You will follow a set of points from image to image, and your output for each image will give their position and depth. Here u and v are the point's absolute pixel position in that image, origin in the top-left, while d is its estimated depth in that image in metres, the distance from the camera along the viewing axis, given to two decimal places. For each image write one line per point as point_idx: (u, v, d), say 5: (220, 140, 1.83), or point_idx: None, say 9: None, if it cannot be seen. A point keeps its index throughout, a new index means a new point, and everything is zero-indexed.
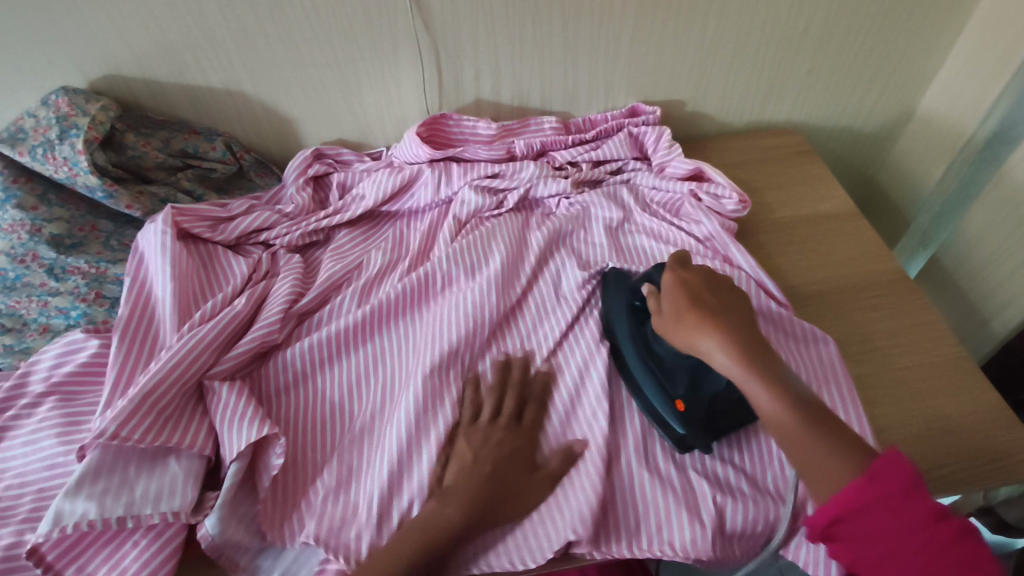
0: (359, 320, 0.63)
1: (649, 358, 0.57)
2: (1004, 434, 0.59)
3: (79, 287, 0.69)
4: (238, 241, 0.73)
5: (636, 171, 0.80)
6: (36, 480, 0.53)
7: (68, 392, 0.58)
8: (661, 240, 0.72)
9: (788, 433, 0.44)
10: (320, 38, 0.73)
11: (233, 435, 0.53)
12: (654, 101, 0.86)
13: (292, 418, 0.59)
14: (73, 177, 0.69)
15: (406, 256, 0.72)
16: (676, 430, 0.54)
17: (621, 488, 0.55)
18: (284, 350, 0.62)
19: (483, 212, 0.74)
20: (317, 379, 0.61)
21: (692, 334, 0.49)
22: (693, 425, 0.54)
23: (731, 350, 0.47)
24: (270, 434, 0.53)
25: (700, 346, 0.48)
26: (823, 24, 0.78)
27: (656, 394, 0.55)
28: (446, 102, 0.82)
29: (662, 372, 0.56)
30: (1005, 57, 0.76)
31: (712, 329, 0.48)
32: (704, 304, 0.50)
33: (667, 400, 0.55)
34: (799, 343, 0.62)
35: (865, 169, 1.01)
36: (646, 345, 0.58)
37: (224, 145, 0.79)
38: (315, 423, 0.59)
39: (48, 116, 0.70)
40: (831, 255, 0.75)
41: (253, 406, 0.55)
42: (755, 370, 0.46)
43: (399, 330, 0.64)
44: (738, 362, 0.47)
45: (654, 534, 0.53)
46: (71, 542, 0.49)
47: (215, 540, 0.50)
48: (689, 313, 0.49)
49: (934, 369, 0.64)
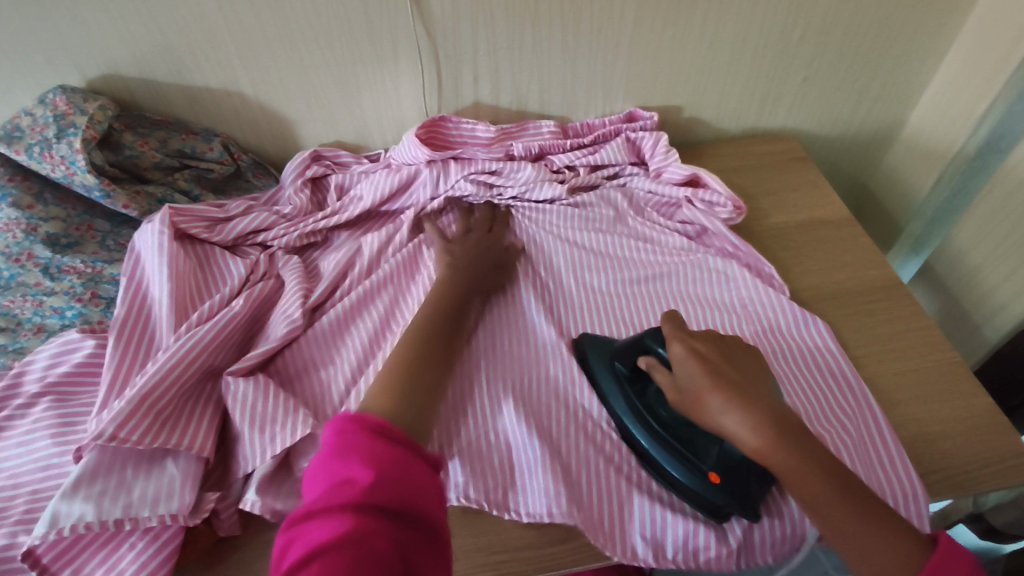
0: (362, 298, 0.65)
1: (655, 426, 0.54)
2: (997, 437, 0.60)
3: (74, 286, 0.68)
4: (235, 241, 0.73)
5: (631, 176, 0.81)
6: (28, 482, 0.52)
7: (63, 392, 0.58)
8: (656, 232, 0.75)
9: (816, 502, 0.45)
10: (320, 40, 0.73)
11: (262, 435, 0.53)
12: (652, 106, 0.86)
13: (307, 402, 0.59)
14: (70, 176, 0.69)
15: (403, 226, 0.72)
16: (711, 501, 0.51)
17: (587, 471, 0.55)
18: (300, 342, 0.62)
19: (461, 198, 0.78)
20: (326, 358, 0.62)
21: (715, 413, 0.47)
22: (737, 497, 0.50)
23: (752, 425, 0.46)
24: (304, 434, 0.54)
25: (724, 425, 0.47)
26: (820, 32, 0.79)
27: (687, 477, 0.52)
28: (445, 105, 0.83)
29: (689, 452, 0.52)
30: (995, 69, 0.78)
31: (738, 405, 0.47)
32: (721, 376, 0.48)
33: (700, 476, 0.51)
34: (808, 344, 0.65)
35: (858, 177, 1.02)
36: (650, 413, 0.55)
37: (222, 146, 0.79)
38: (322, 400, 0.59)
39: (45, 114, 0.69)
40: (826, 260, 0.76)
41: (280, 408, 0.55)
42: (779, 451, 0.45)
43: (405, 300, 0.66)
44: (763, 440, 0.46)
45: (680, 544, 0.52)
46: (66, 545, 0.49)
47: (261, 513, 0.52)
48: (712, 396, 0.47)
49: (929, 373, 0.65)
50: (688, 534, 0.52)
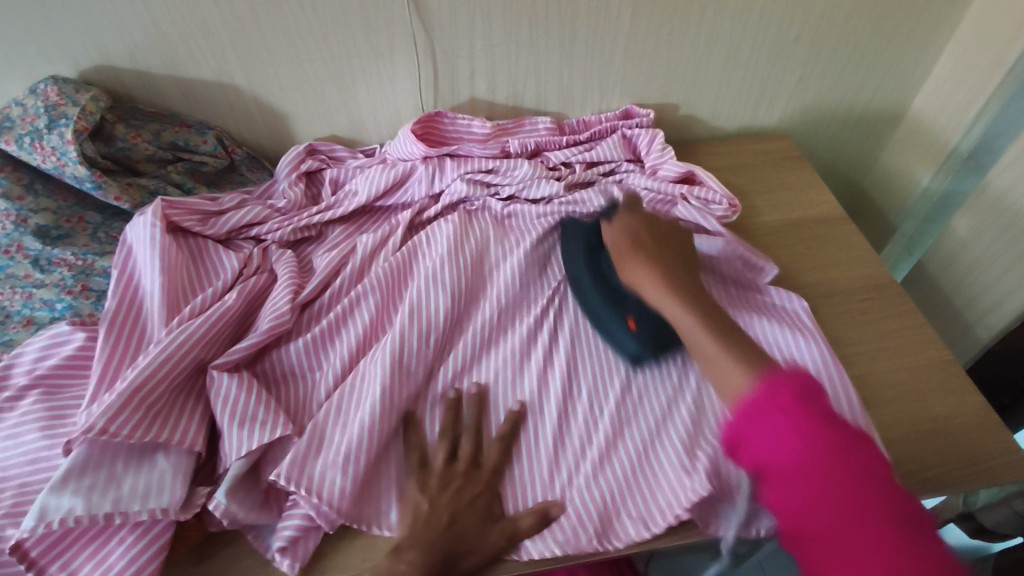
0: (359, 296, 0.64)
1: (602, 282, 0.64)
2: (987, 436, 0.60)
3: (65, 279, 0.67)
4: (228, 235, 0.73)
5: (627, 173, 0.80)
6: (16, 475, 0.52)
7: (53, 384, 0.58)
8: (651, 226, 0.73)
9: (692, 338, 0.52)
10: (316, 34, 0.73)
11: (243, 433, 0.53)
12: (648, 103, 0.87)
13: (293, 404, 0.60)
14: (62, 167, 0.68)
15: (398, 228, 0.72)
16: (627, 345, 0.62)
17: (564, 464, 0.58)
18: (283, 345, 0.62)
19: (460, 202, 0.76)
20: (323, 355, 0.62)
21: (629, 272, 0.57)
22: (647, 342, 0.61)
23: (654, 280, 0.55)
24: (282, 435, 0.54)
25: (635, 281, 0.56)
26: (816, 31, 0.80)
27: (613, 318, 0.62)
28: (441, 100, 0.82)
29: (622, 301, 0.63)
30: (988, 70, 0.78)
31: (647, 264, 0.56)
32: (642, 247, 0.58)
33: (622, 323, 0.62)
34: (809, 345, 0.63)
35: (853, 176, 1.02)
36: (601, 277, 0.64)
37: (216, 139, 0.78)
38: (298, 398, 0.60)
39: (36, 105, 0.68)
40: (820, 258, 0.76)
41: (262, 406, 0.55)
42: (675, 298, 0.54)
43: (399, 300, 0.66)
44: (661, 293, 0.54)
45: (663, 507, 0.54)
46: (55, 539, 0.48)
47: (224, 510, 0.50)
48: (634, 255, 0.57)
49: (921, 371, 0.65)
50: (668, 501, 0.55)
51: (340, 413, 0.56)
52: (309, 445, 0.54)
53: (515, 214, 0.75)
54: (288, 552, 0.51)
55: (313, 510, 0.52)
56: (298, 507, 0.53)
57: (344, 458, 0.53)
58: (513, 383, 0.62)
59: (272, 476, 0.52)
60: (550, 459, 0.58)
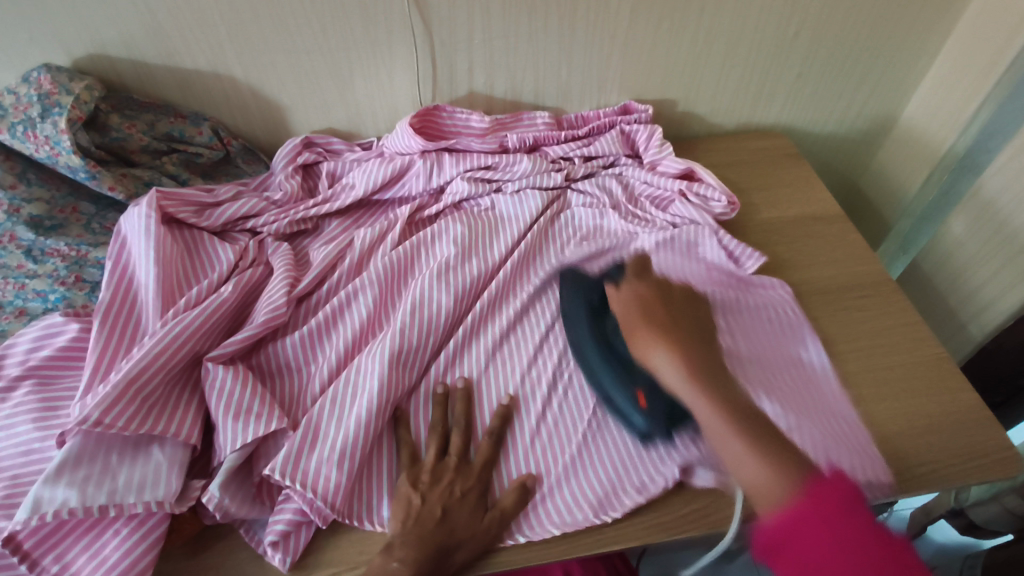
0: (356, 289, 0.64)
1: (610, 355, 0.59)
2: (980, 433, 0.61)
3: (58, 270, 0.67)
4: (224, 227, 0.72)
5: (625, 166, 0.80)
6: (9, 466, 0.51)
7: (46, 376, 0.57)
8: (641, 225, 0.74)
9: (719, 434, 0.49)
10: (314, 26, 0.72)
11: (234, 431, 0.53)
12: (647, 99, 0.86)
13: (287, 398, 0.59)
14: (55, 156, 0.67)
15: (396, 223, 0.72)
16: (637, 422, 0.57)
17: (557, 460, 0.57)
18: (275, 341, 0.62)
19: (461, 202, 0.76)
20: (319, 348, 0.62)
21: (644, 344, 0.54)
22: (658, 422, 0.56)
23: (678, 361, 0.52)
24: (276, 429, 0.54)
25: (653, 357, 0.53)
26: (814, 29, 0.80)
27: (620, 391, 0.58)
28: (440, 95, 0.82)
29: (625, 370, 0.58)
30: (984, 71, 0.78)
31: (665, 339, 0.53)
32: (655, 317, 0.56)
33: (630, 397, 0.58)
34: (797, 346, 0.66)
35: (849, 175, 1.03)
36: (608, 342, 0.60)
37: (211, 130, 0.78)
38: (290, 392, 0.60)
39: (29, 93, 0.68)
40: (817, 256, 0.77)
41: (257, 399, 0.55)
42: (700, 382, 0.51)
43: (393, 292, 0.66)
44: (681, 374, 0.52)
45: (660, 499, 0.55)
46: (48, 531, 0.48)
47: (219, 503, 0.50)
48: (646, 329, 0.54)
49: (915, 369, 0.66)
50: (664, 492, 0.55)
51: (336, 408, 0.56)
52: (303, 439, 0.54)
53: (499, 204, 0.74)
54: (279, 547, 0.51)
55: (305, 505, 0.51)
56: (291, 502, 0.52)
57: (339, 454, 0.53)
58: (507, 376, 0.62)
59: (267, 470, 0.51)
60: (544, 456, 0.57)
